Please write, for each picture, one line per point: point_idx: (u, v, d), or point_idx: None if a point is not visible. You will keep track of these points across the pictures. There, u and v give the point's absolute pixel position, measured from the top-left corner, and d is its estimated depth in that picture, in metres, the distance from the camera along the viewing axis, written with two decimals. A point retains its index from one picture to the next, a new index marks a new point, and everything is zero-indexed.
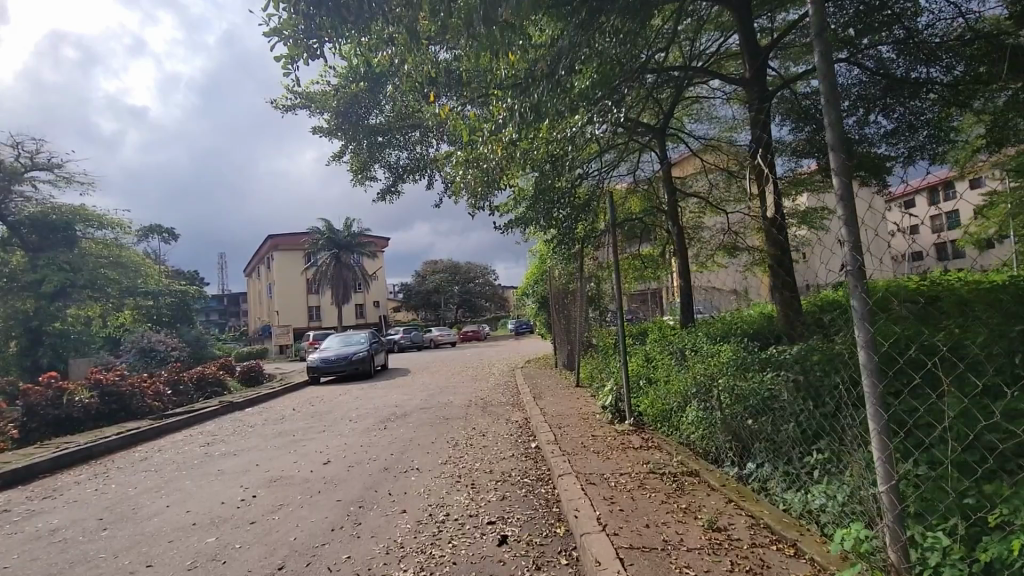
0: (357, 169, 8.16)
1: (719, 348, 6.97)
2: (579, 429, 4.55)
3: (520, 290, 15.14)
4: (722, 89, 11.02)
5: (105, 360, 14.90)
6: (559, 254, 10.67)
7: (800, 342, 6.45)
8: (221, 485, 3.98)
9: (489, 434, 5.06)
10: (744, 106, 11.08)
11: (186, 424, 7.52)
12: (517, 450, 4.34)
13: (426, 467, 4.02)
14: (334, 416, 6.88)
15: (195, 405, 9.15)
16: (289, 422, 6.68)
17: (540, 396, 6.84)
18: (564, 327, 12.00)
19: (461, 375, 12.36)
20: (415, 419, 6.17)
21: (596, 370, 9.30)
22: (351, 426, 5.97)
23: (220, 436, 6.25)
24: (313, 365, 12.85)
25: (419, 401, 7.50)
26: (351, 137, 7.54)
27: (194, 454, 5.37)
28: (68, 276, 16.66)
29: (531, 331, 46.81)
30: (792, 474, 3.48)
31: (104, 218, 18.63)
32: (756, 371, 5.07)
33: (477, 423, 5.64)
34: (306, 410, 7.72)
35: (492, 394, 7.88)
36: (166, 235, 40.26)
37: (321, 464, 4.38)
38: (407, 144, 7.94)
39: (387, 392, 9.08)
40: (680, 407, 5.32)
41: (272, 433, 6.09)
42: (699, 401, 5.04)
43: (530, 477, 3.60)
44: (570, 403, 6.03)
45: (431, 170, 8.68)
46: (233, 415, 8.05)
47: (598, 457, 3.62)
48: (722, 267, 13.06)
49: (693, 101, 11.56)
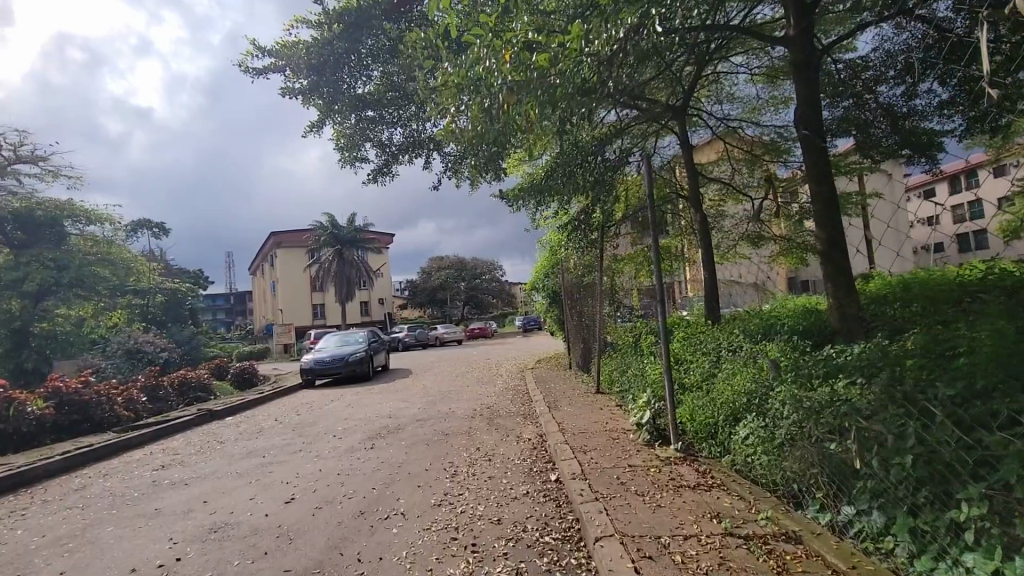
0: (344, 148, 7.24)
1: (764, 349, 6.03)
2: (608, 456, 3.59)
3: (528, 285, 14.15)
4: (747, 64, 9.98)
5: (90, 362, 14.06)
6: (573, 243, 9.76)
7: (861, 342, 5.49)
8: (145, 537, 3.05)
9: (496, 459, 4.10)
10: (770, 82, 10.05)
11: (154, 438, 6.66)
12: (532, 486, 3.39)
13: (415, 511, 3.07)
14: (317, 429, 5.98)
15: (170, 415, 8.25)
16: (265, 438, 5.78)
17: (557, 405, 5.90)
18: (578, 326, 11.06)
19: (467, 377, 11.42)
20: (409, 434, 5.25)
21: (618, 372, 8.37)
22: (332, 444, 5.05)
23: (181, 455, 5.35)
24: (307, 367, 11.99)
25: (417, 410, 6.57)
26: (336, 109, 6.58)
27: (141, 481, 4.47)
28: (53, 273, 15.86)
29: (541, 328, 45.89)
30: (923, 531, 2.50)
31: (93, 213, 17.80)
32: (828, 380, 4.07)
33: (481, 442, 4.70)
34: (289, 421, 6.81)
35: (500, 402, 6.96)
36: (162, 232, 39.35)
37: (284, 503, 3.45)
38: (401, 119, 7.09)
39: (384, 399, 8.17)
40: (734, 425, 4.39)
41: (241, 452, 5.18)
42: (761, 418, 4.06)
43: (553, 535, 2.65)
44: (593, 416, 5.06)
45: (429, 149, 7.75)
46: (208, 426, 7.15)
47: (646, 507, 2.66)
48: (747, 259, 12.07)
49: (714, 78, 10.51)
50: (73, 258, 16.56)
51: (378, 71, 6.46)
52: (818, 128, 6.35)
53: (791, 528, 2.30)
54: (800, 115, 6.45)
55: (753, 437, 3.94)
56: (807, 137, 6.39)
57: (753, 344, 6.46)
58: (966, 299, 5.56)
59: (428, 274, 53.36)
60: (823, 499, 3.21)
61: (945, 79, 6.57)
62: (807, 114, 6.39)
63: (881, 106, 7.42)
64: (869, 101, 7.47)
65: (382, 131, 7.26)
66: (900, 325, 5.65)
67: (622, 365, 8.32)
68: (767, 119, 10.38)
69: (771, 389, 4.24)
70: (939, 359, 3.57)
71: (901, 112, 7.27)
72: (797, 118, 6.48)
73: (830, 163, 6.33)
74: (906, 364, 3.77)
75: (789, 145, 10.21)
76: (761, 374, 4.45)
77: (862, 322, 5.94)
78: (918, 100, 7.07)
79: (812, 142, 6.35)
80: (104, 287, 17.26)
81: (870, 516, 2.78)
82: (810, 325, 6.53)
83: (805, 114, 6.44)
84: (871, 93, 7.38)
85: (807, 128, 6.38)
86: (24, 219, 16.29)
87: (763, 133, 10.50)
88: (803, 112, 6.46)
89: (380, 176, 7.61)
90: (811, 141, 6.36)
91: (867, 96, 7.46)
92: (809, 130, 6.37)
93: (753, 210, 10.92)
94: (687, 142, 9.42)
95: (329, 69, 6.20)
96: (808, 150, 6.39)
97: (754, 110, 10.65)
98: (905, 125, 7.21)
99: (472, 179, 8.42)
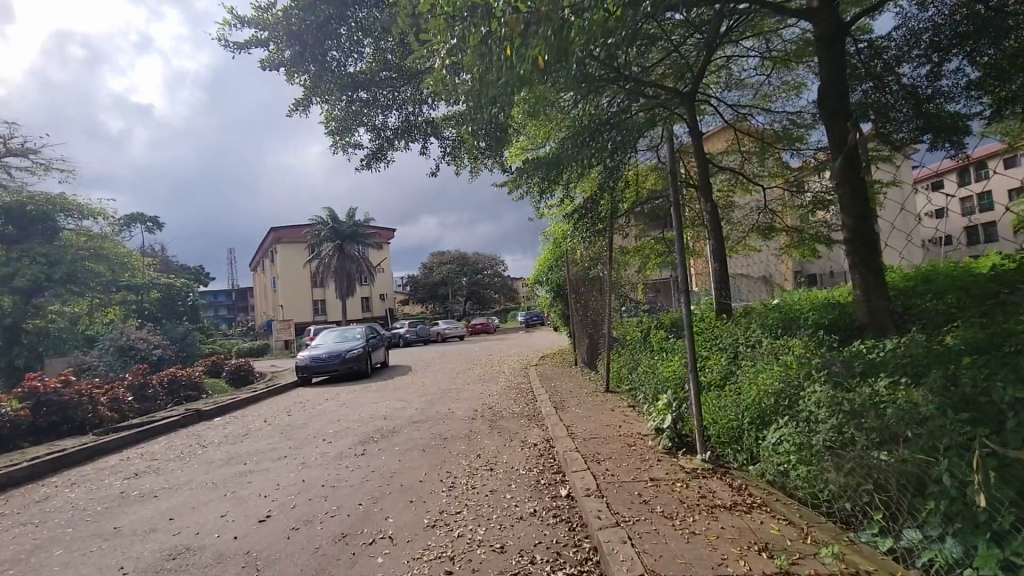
0: (335, 131, 6.88)
1: (786, 346, 5.60)
2: (625, 467, 3.18)
3: (531, 279, 13.70)
4: (758, 47, 9.49)
5: (81, 359, 13.68)
6: (579, 233, 9.32)
7: (895, 337, 5.05)
8: (92, 566, 2.64)
9: (498, 468, 3.68)
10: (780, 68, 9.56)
11: (135, 440, 6.26)
12: (541, 503, 2.97)
13: (407, 535, 2.67)
14: (306, 432, 5.56)
15: (156, 415, 7.86)
16: (250, 442, 5.38)
17: (564, 406, 5.49)
18: (584, 320, 10.65)
19: (469, 375, 11.01)
20: (405, 438, 4.83)
21: (627, 369, 7.96)
22: (319, 450, 4.64)
23: (158, 461, 4.95)
24: (303, 364, 11.60)
25: (413, 412, 6.15)
26: (326, 91, 6.21)
27: (110, 491, 4.08)
28: (44, 267, 15.42)
29: (544, 322, 45.50)
30: (1016, 565, 2.07)
31: (86, 207, 17.32)
32: (869, 384, 3.64)
33: (483, 448, 4.29)
34: (279, 422, 6.42)
35: (502, 402, 6.54)
36: (155, 226, 38.85)
37: (257, 522, 3.03)
38: (396, 99, 6.84)
39: (380, 398, 7.77)
40: (764, 430, 3.96)
41: (221, 458, 4.77)
42: (796, 424, 3.63)
43: (568, 569, 2.24)
44: (605, 418, 4.65)
45: (425, 133, 7.35)
46: (193, 428, 6.76)
47: (678, 537, 2.25)
48: (758, 251, 11.62)
49: (723, 63, 10.03)
50: (66, 253, 16.14)
51: (371, 47, 6.08)
52: (844, 107, 5.92)
53: (861, 568, 1.88)
54: (825, 94, 6.01)
55: (791, 443, 3.51)
56: (833, 115, 5.95)
57: (773, 340, 6.03)
58: (1006, 291, 5.10)
59: (430, 269, 52.94)
60: (882, 521, 2.76)
61: (974, 58, 6.03)
62: (833, 91, 5.96)
63: (902, 87, 6.61)
64: (890, 82, 6.67)
65: (378, 113, 6.89)
66: (934, 319, 5.19)
67: (631, 362, 7.90)
68: (780, 106, 9.89)
69: (806, 389, 3.82)
70: (1003, 360, 3.12)
71: (924, 95, 6.50)
72: (820, 96, 6.06)
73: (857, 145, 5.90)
74: (963, 363, 3.29)
75: (802, 132, 9.60)
76: (791, 373, 4.02)
77: (893, 316, 5.50)
78: (944, 82, 6.47)
79: (836, 121, 5.92)
80: (98, 283, 16.86)
81: (944, 546, 2.34)
82: (834, 318, 6.08)
83: (829, 92, 6.00)
84: (892, 73, 6.61)
85: (832, 106, 5.94)
86: (14, 213, 15.87)
87: (773, 121, 10.00)
88: (827, 90, 6.03)
89: (375, 162, 7.20)
90: (836, 119, 5.92)
91: (889, 76, 6.68)
92: (835, 109, 5.94)
93: (765, 200, 10.46)
94: (695, 128, 8.90)
95: (313, 39, 5.71)
96: (832, 130, 5.96)
97: (765, 97, 10.14)
98: (929, 108, 6.44)
99: (472, 167, 7.98)
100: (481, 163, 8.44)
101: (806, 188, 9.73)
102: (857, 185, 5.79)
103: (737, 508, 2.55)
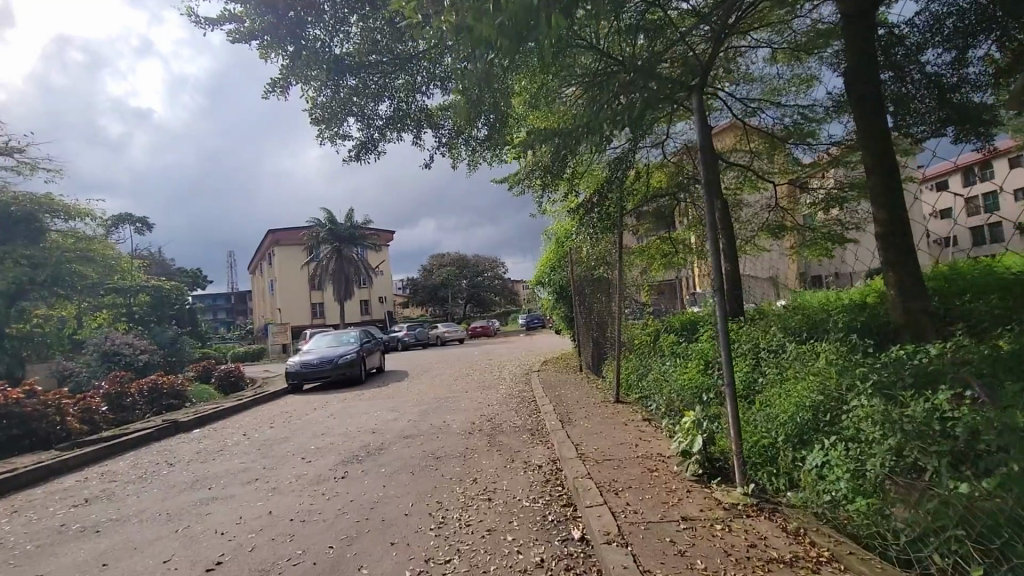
0: (321, 121, 6.33)
1: (815, 351, 5.07)
2: (651, 503, 2.67)
3: (532, 280, 13.16)
4: (768, 38, 8.94)
5: (63, 365, 13.11)
6: (583, 233, 8.74)
7: (941, 342, 4.53)
8: None
9: (497, 498, 3.17)
10: (791, 61, 9.01)
11: (101, 456, 5.73)
12: (551, 548, 2.47)
13: None
14: (285, 449, 5.03)
15: (130, 427, 7.32)
16: (223, 460, 4.85)
17: (571, 418, 4.98)
18: (589, 324, 10.17)
19: (468, 381, 10.49)
20: (393, 457, 4.30)
21: (636, 375, 7.44)
22: (296, 472, 4.10)
23: (118, 484, 4.42)
24: (293, 369, 11.07)
25: (404, 425, 5.61)
26: (309, 75, 5.68)
27: (53, 522, 3.55)
28: (28, 270, 14.75)
29: (544, 326, 45.13)
30: None
31: (73, 208, 16.69)
32: (930, 398, 3.12)
33: (482, 469, 3.77)
34: (259, 436, 5.90)
35: (502, 413, 6.01)
36: (144, 225, 38.10)
37: (205, 571, 2.51)
38: (385, 85, 6.31)
39: (371, 408, 7.25)
40: (804, 451, 3.47)
41: (187, 481, 4.23)
42: (848, 449, 3.12)
43: None
44: (619, 434, 4.14)
45: (417, 123, 6.83)
46: (167, 443, 6.22)
47: None
48: (768, 251, 11.12)
49: (730, 56, 9.46)
50: (51, 255, 15.46)
51: (358, 25, 5.59)
52: (874, 92, 5.38)
53: None
54: (853, 82, 5.45)
55: (842, 467, 3.04)
56: (862, 105, 5.39)
57: (799, 345, 5.49)
58: None
59: (429, 272, 52.44)
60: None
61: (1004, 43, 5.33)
62: (861, 78, 5.42)
63: (925, 76, 5.87)
64: (910, 72, 5.94)
65: (368, 102, 6.35)
66: (982, 321, 4.67)
67: (641, 368, 7.36)
68: (790, 101, 9.30)
69: (855, 405, 3.33)
70: None
71: (948, 84, 5.77)
72: (848, 83, 5.49)
73: (887, 138, 5.36)
74: None
75: (814, 127, 8.80)
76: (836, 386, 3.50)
77: (932, 315, 4.98)
78: (972, 69, 5.69)
79: (866, 105, 5.38)
80: (85, 286, 16.30)
81: None
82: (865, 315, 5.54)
83: (857, 79, 5.45)
84: (913, 62, 5.84)
85: (863, 94, 5.37)
86: None
87: (783, 117, 9.41)
88: (855, 76, 5.47)
89: (364, 154, 6.67)
90: (865, 108, 5.38)
91: (908, 66, 5.96)
92: (865, 98, 5.38)
93: (776, 198, 9.97)
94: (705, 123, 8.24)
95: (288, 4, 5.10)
96: (862, 114, 5.42)
97: (774, 92, 9.57)
98: (954, 99, 5.70)
99: (470, 160, 7.45)
100: (479, 157, 7.92)
101: (816, 186, 9.14)
102: (890, 175, 5.28)
103: (798, 564, 2.04)
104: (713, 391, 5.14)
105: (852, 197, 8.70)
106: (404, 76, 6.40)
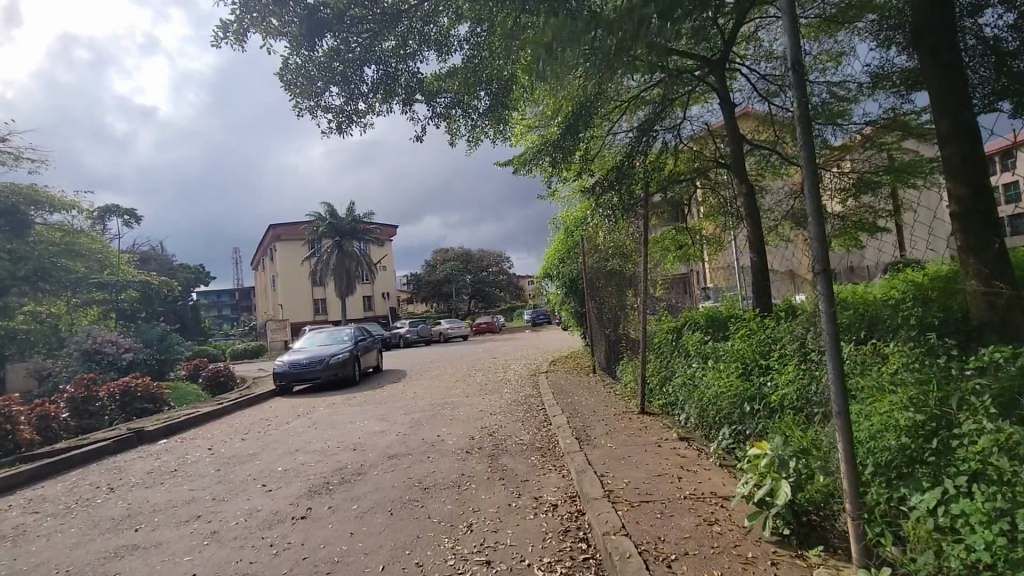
0: (295, 89, 5.48)
1: (881, 354, 4.22)
2: None
3: (539, 274, 12.29)
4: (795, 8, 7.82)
5: (43, 366, 12.39)
6: (597, 219, 7.86)
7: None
8: None
9: (501, 560, 2.34)
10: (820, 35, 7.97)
11: (41, 476, 4.94)
12: None
13: None
14: (247, 470, 4.22)
15: (90, 437, 6.53)
16: (172, 486, 4.05)
17: (588, 435, 4.12)
18: (601, 320, 9.40)
19: (468, 383, 9.72)
20: (369, 486, 3.47)
21: (656, 377, 6.65)
22: (247, 508, 3.28)
23: (38, 518, 3.62)
24: (281, 371, 10.25)
25: (391, 440, 4.78)
26: (269, 28, 4.78)
27: None
28: (8, 265, 14.00)
29: (550, 321, 44.41)
30: None
31: (58, 199, 15.96)
32: None
33: (480, 508, 2.95)
34: (225, 451, 5.11)
35: (506, 426, 5.16)
36: (129, 217, 37.05)
37: None
38: (369, 47, 5.47)
39: (359, 416, 6.47)
40: (906, 490, 2.61)
41: (116, 517, 3.42)
42: (984, 497, 2.27)
43: None
44: (653, 461, 3.28)
45: (407, 93, 5.99)
46: (122, 457, 5.44)
47: None
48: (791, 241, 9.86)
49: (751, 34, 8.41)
50: (35, 249, 14.74)
51: None
52: (948, 45, 4.24)
53: None
54: (920, 38, 4.33)
55: (977, 516, 2.21)
56: (931, 64, 4.27)
57: (858, 346, 4.64)
58: None
59: (433, 267, 51.73)
60: None
61: None
62: (930, 32, 4.31)
63: (986, 46, 4.62)
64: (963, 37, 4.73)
65: (352, 67, 5.49)
66: None
67: (664, 370, 6.51)
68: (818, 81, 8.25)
69: (985, 435, 2.47)
70: None
71: (1011, 50, 4.53)
72: (915, 36, 4.38)
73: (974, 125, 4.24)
74: None
75: (845, 107, 7.70)
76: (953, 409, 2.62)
77: None
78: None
79: (941, 59, 4.22)
80: (71, 282, 15.58)
81: None
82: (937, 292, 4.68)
83: (940, 60, 4.21)
84: (971, 20, 4.63)
85: (938, 52, 4.23)
86: None
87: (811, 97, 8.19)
88: (922, 33, 4.35)
89: (346, 127, 5.83)
90: (939, 63, 4.23)
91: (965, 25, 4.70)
92: (938, 56, 4.25)
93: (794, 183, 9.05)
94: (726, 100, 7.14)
95: None
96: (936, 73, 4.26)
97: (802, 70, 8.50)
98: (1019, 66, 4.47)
99: (470, 137, 6.60)
100: (481, 134, 7.04)
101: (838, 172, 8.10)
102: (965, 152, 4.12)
103: None
104: (760, 399, 4.31)
105: (886, 181, 7.41)
106: (392, 37, 5.54)
